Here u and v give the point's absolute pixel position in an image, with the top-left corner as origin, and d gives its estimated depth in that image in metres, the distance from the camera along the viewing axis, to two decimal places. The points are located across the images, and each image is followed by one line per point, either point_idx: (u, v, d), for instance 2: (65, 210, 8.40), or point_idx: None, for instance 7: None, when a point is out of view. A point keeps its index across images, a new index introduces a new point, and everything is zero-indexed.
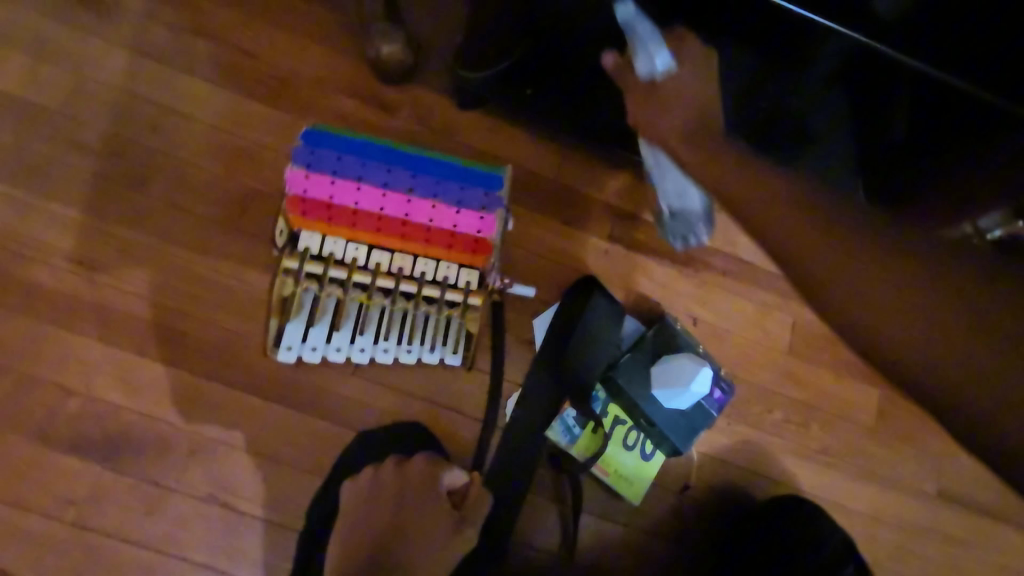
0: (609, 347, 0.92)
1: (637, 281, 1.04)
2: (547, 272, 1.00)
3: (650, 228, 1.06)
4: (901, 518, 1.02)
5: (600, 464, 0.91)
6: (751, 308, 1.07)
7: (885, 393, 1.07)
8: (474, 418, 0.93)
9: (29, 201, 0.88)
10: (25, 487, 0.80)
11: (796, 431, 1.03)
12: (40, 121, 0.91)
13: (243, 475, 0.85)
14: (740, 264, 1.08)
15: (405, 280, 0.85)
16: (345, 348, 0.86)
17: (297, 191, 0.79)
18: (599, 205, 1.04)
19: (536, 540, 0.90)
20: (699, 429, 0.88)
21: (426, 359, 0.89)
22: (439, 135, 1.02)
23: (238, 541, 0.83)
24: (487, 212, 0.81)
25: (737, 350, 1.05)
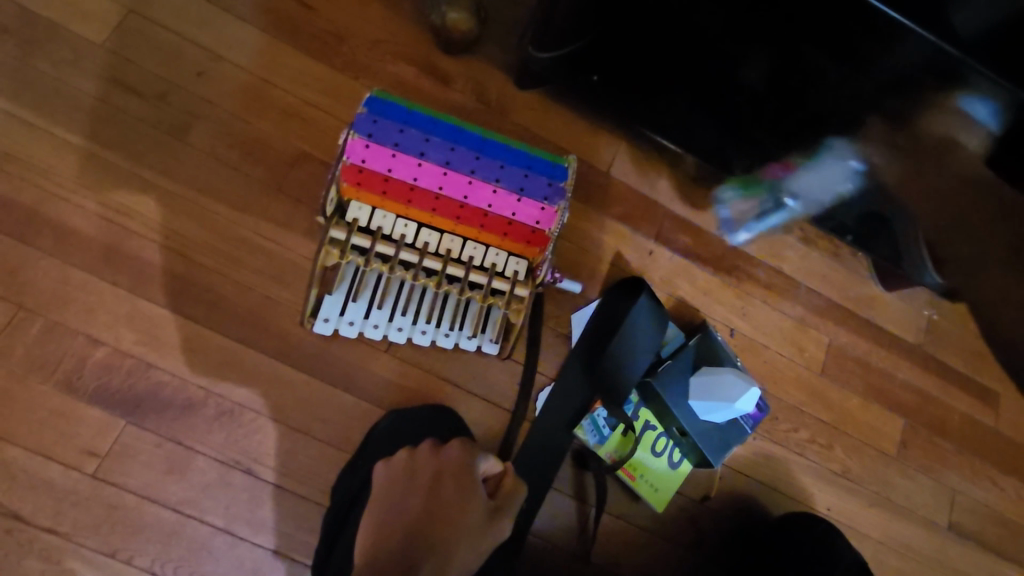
0: (648, 352, 0.90)
1: (679, 285, 1.02)
2: (588, 267, 0.98)
3: (696, 233, 1.05)
4: (912, 546, 1.03)
5: (626, 467, 0.90)
6: (788, 324, 1.06)
7: (909, 421, 1.07)
8: (504, 407, 0.91)
9: (66, 137, 0.84)
10: (44, 434, 0.77)
11: (822, 451, 1.02)
12: (85, 54, 0.86)
13: (269, 445, 0.82)
14: (780, 279, 1.07)
15: (452, 263, 0.82)
16: (383, 325, 0.84)
17: (355, 161, 0.76)
18: (648, 203, 1.03)
19: (556, 536, 0.90)
20: (731, 444, 0.87)
21: (463, 345, 0.87)
22: (495, 113, 0.98)
23: (256, 512, 0.80)
24: (548, 203, 0.79)
25: (771, 364, 1.04)
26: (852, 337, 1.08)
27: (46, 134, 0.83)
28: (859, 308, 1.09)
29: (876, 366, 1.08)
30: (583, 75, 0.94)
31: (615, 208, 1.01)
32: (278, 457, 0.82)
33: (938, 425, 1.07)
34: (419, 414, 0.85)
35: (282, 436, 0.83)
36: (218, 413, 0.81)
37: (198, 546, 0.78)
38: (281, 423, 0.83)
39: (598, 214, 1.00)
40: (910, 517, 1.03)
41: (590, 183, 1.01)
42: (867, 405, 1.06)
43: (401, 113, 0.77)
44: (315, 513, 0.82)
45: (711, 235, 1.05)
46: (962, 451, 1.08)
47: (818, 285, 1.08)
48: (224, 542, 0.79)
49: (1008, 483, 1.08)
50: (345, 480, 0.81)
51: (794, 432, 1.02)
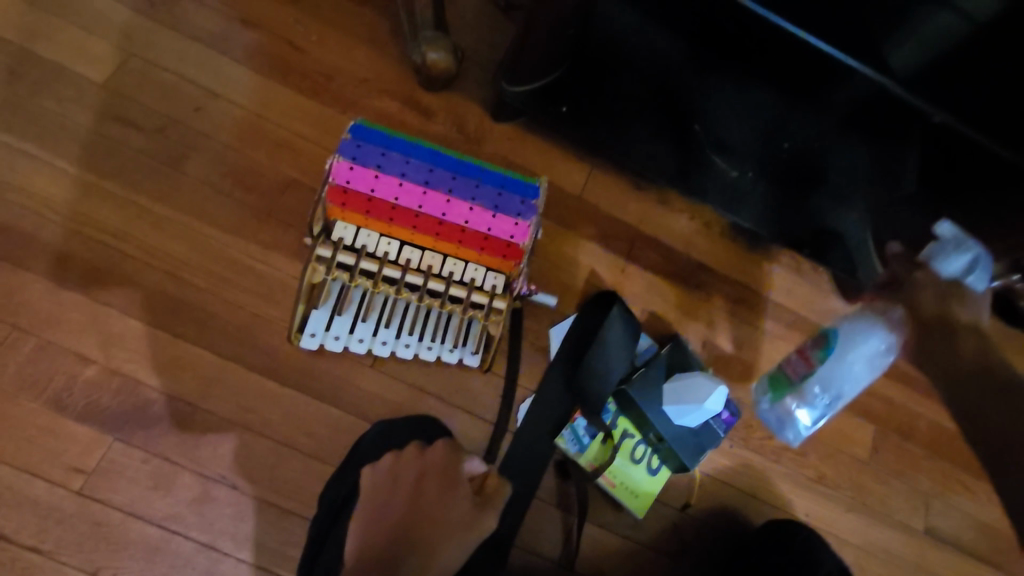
0: (623, 362, 0.94)
1: (652, 300, 1.07)
2: (565, 284, 1.03)
3: (666, 251, 1.11)
4: (891, 551, 1.05)
5: (607, 475, 0.92)
6: (758, 336, 1.11)
7: (879, 427, 1.11)
8: (486, 419, 0.94)
9: (67, 167, 0.88)
10: (32, 452, 0.78)
11: (797, 458, 1.05)
12: (89, 93, 0.92)
13: (256, 459, 0.84)
14: (748, 293, 1.13)
15: (433, 279, 0.87)
16: (367, 339, 0.87)
17: (340, 182, 0.80)
18: (619, 224, 1.10)
19: (541, 547, 0.91)
20: (706, 447, 0.90)
21: (446, 358, 0.90)
22: (473, 143, 1.05)
23: (242, 526, 0.81)
24: (522, 219, 0.84)
25: (742, 374, 1.08)
26: None
27: (49, 165, 0.88)
28: (823, 319, 1.15)
29: None
30: (554, 107, 1.02)
31: (588, 228, 1.08)
32: (265, 470, 0.84)
33: (907, 431, 1.12)
34: (402, 424, 0.85)
35: (268, 449, 0.84)
36: (206, 429, 0.83)
37: (183, 562, 0.79)
38: (268, 437, 0.85)
39: (573, 234, 1.07)
40: (887, 522, 1.06)
41: (565, 206, 1.07)
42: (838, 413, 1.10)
43: (383, 138, 0.83)
44: (300, 527, 0.83)
45: (681, 253, 1.11)
46: (932, 455, 1.11)
47: (785, 299, 1.14)
48: (208, 558, 0.79)
49: (979, 486, 1.12)
50: (332, 488, 0.81)
51: (769, 440, 1.05)
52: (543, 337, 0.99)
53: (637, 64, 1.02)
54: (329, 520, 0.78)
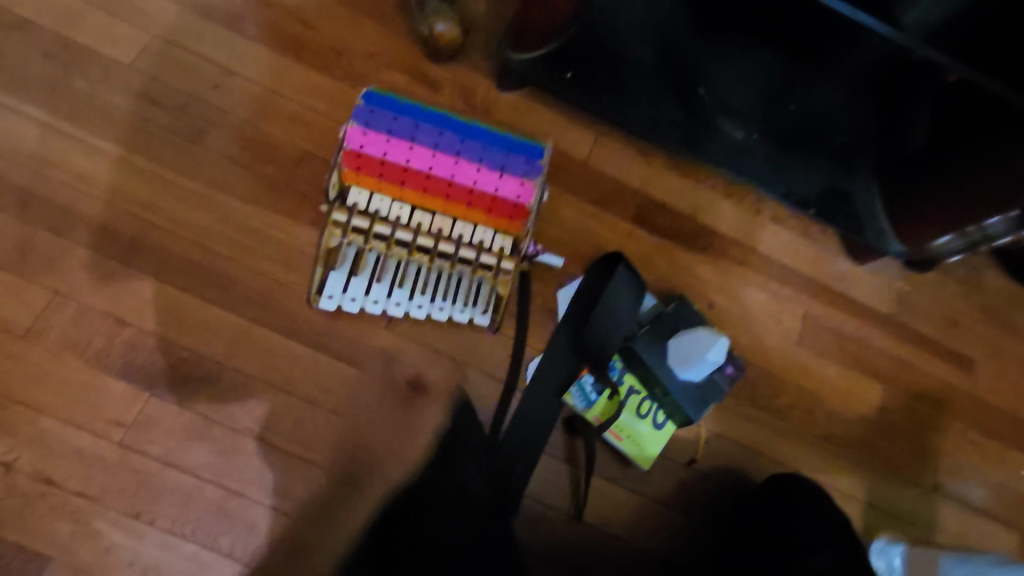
0: (629, 320, 0.96)
1: (659, 263, 1.09)
2: (571, 248, 1.06)
3: (672, 216, 1.13)
4: (899, 507, 1.06)
5: (614, 430, 0.95)
6: (765, 297, 1.12)
7: (887, 387, 1.12)
8: (497, 378, 0.98)
9: (99, 144, 0.94)
10: (76, 407, 0.84)
11: (804, 417, 1.07)
12: (115, 73, 0.97)
13: (281, 413, 0.89)
14: (755, 256, 1.14)
15: (443, 241, 0.91)
16: (382, 300, 0.91)
17: (354, 147, 0.84)
18: (624, 190, 1.12)
19: (550, 498, 0.94)
20: (710, 401, 0.92)
21: (457, 318, 0.93)
22: (479, 113, 1.08)
23: (270, 476, 0.86)
24: (527, 180, 0.87)
25: (749, 335, 1.09)
26: (826, 309, 1.14)
27: (84, 143, 0.94)
28: (831, 281, 1.16)
29: (851, 336, 1.14)
30: (558, 74, 1.04)
31: (595, 195, 1.10)
32: (289, 424, 0.89)
33: (916, 391, 1.13)
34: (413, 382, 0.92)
35: (292, 405, 0.90)
36: (233, 386, 0.88)
37: (216, 509, 0.84)
38: (293, 394, 0.90)
39: (580, 200, 1.09)
40: (894, 479, 1.07)
41: (572, 173, 1.10)
42: (845, 373, 1.11)
43: (394, 105, 0.87)
44: (322, 478, 0.88)
45: (688, 218, 1.13)
46: (940, 415, 1.12)
47: (791, 261, 1.16)
48: (240, 504, 0.84)
49: (989, 445, 1.12)
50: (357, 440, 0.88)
51: (775, 398, 1.07)
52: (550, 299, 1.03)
53: (639, 31, 1.06)
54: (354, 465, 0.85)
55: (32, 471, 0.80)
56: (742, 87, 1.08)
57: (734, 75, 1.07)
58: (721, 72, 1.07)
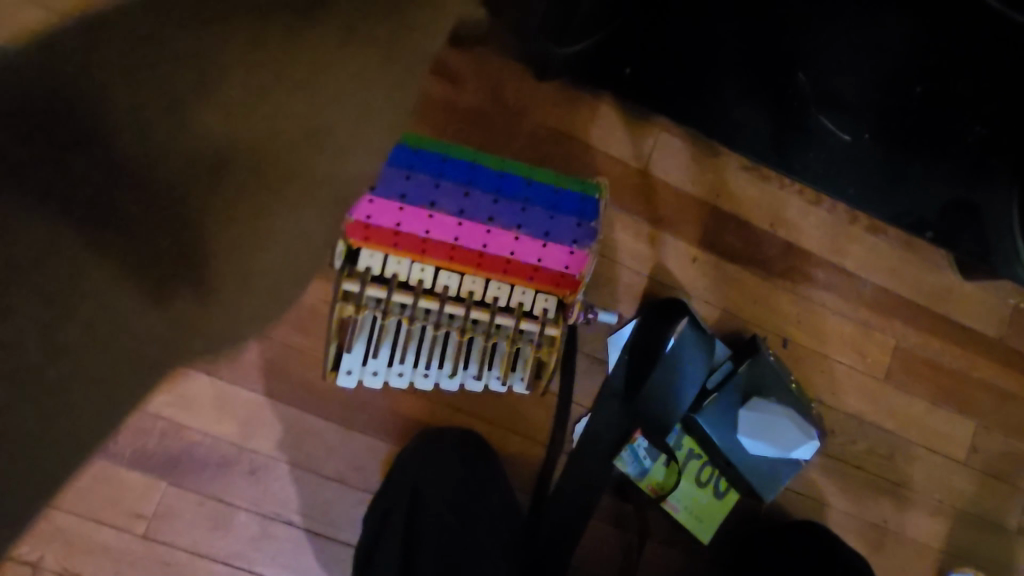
0: (692, 382, 0.84)
1: (728, 294, 0.93)
2: (625, 283, 0.90)
3: (747, 233, 0.93)
4: (979, 554, 0.97)
5: (670, 500, 0.86)
6: (851, 327, 0.96)
7: (980, 425, 0.99)
8: (540, 441, 0.88)
9: None
10: (92, 499, 0.78)
11: (882, 462, 0.96)
12: None
13: (309, 494, 0.82)
14: (843, 277, 0.96)
15: (475, 307, 0.76)
16: (408, 372, 0.79)
17: (360, 217, 0.67)
18: (690, 204, 0.92)
19: (599, 564, 0.88)
20: (783, 476, 0.82)
21: (493, 386, 0.82)
22: (513, 116, 0.87)
23: (303, 560, 0.82)
24: (577, 247, 0.70)
25: (829, 373, 0.95)
26: (921, 335, 0.98)
27: None
28: (932, 303, 0.98)
29: (947, 367, 0.98)
30: (614, 68, 0.82)
31: (655, 213, 0.91)
32: (319, 504, 0.83)
33: (1013, 426, 0.99)
34: (444, 447, 0.82)
35: (320, 484, 0.83)
36: (253, 468, 0.81)
37: None
38: (319, 473, 0.83)
39: (636, 221, 0.90)
40: (975, 525, 0.98)
41: (627, 187, 0.90)
42: (934, 411, 0.97)
43: (407, 157, 0.68)
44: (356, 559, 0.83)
45: (766, 234, 0.94)
46: None
47: (886, 280, 0.97)
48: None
49: None
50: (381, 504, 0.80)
51: (850, 445, 0.95)
52: (598, 348, 0.89)
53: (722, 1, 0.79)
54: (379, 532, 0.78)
55: (59, 568, 0.77)
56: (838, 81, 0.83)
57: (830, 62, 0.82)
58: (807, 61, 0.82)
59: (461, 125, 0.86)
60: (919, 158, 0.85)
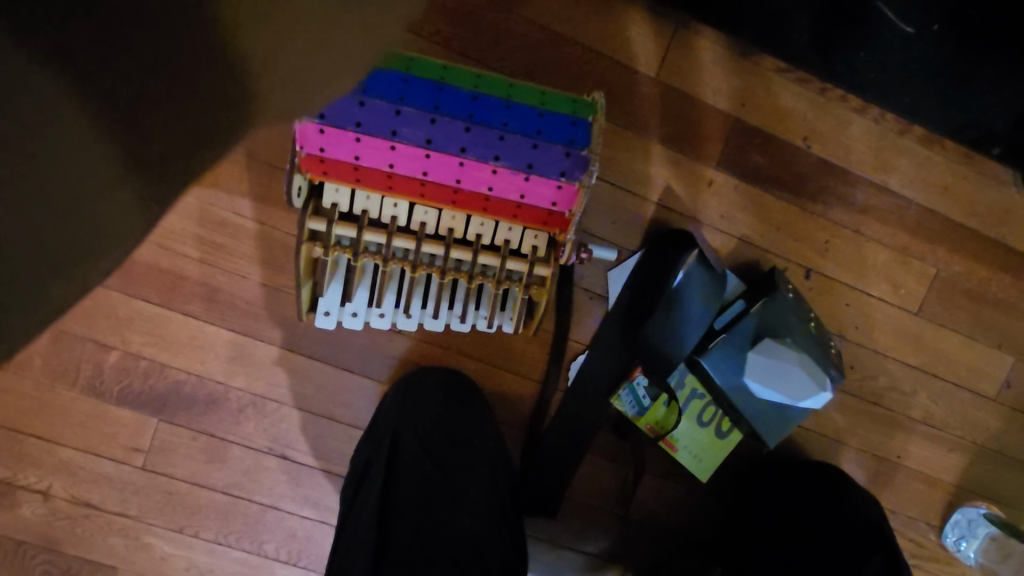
0: (698, 322, 0.76)
1: (748, 221, 0.82)
2: (631, 210, 0.80)
3: (774, 148, 0.81)
4: (994, 489, 0.93)
5: (669, 440, 0.82)
6: (886, 255, 0.85)
7: (1020, 359, 0.90)
8: (534, 378, 0.84)
9: None
10: (87, 433, 0.79)
11: (904, 398, 0.90)
12: None
13: (301, 428, 0.82)
14: (884, 198, 0.84)
15: (456, 247, 0.69)
16: (390, 313, 0.74)
17: (313, 150, 0.59)
18: (709, 116, 0.79)
19: (594, 497, 0.87)
20: (792, 421, 0.77)
21: (481, 326, 0.77)
22: (502, 13, 0.74)
23: (300, 488, 0.83)
24: (566, 180, 0.61)
25: (854, 307, 0.86)
26: (967, 263, 0.87)
27: None
28: (984, 226, 0.86)
29: (991, 298, 0.88)
30: None
31: (666, 126, 0.79)
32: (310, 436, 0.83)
33: None
34: (427, 387, 0.80)
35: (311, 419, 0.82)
36: (242, 405, 0.80)
37: (254, 520, 0.83)
38: (309, 410, 0.81)
39: (645, 138, 0.79)
40: (997, 460, 0.93)
41: (636, 97, 0.78)
42: (970, 344, 0.89)
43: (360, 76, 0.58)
44: None
45: (797, 150, 0.81)
46: None
47: (935, 200, 0.84)
48: (277, 516, 0.83)
49: None
50: (364, 452, 0.78)
51: (871, 380, 0.88)
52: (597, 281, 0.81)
53: None
54: (360, 481, 0.76)
55: (68, 496, 0.80)
56: None
57: None
58: None
59: (438, 25, 0.73)
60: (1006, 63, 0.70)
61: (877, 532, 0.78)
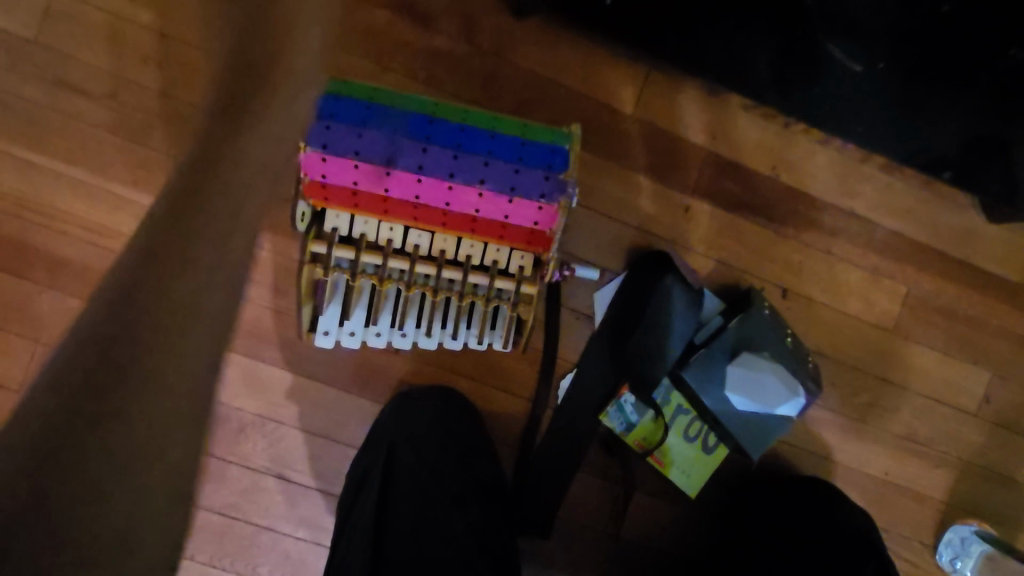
0: (678, 336, 0.81)
1: (724, 245, 0.87)
2: (612, 235, 0.85)
3: (744, 177, 0.87)
4: (983, 507, 0.94)
5: (657, 455, 0.84)
6: (857, 275, 0.90)
7: (997, 374, 0.93)
8: (525, 397, 0.87)
9: (30, 159, 0.78)
10: None
11: (885, 415, 0.92)
12: (25, 59, 0.77)
13: (299, 448, 0.85)
14: (851, 222, 0.89)
15: (447, 267, 0.74)
16: (385, 332, 0.79)
17: (315, 177, 0.65)
18: (683, 148, 0.86)
19: (586, 517, 0.88)
20: (773, 432, 0.80)
21: (473, 344, 0.81)
22: (490, 59, 0.81)
23: (297, 509, 0.85)
24: (547, 202, 0.66)
25: (831, 325, 0.90)
26: (935, 283, 0.91)
27: (7, 156, 0.77)
28: (950, 247, 0.91)
29: (962, 316, 0.92)
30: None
31: (644, 158, 0.85)
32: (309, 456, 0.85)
33: None
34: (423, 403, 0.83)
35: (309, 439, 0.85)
36: (242, 426, 0.83)
37: (249, 542, 0.84)
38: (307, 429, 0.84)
39: (623, 169, 0.85)
40: (985, 477, 0.94)
41: (615, 132, 0.84)
42: (945, 360, 0.92)
43: (360, 110, 0.64)
44: None
45: (767, 179, 0.87)
46: None
47: (900, 223, 0.90)
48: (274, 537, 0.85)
49: None
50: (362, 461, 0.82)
51: (853, 397, 0.91)
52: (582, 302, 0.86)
53: None
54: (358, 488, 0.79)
55: None
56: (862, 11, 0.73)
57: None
58: None
59: (432, 70, 0.81)
60: (939, 102, 0.76)
61: (869, 550, 0.80)
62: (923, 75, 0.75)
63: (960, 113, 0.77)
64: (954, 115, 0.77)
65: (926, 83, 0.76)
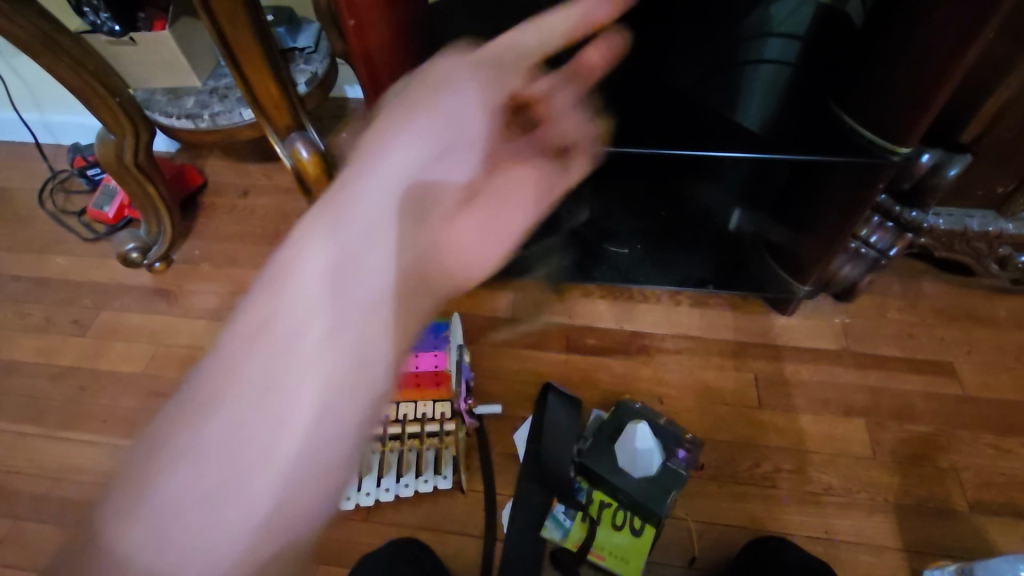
0: (571, 438, 1.03)
1: (600, 378, 1.16)
2: (514, 390, 1.15)
3: (600, 331, 1.23)
4: (939, 543, 0.97)
5: (595, 550, 0.96)
6: (710, 373, 1.16)
7: (871, 419, 1.09)
8: (477, 535, 1.01)
9: (122, 443, 1.18)
10: None
11: (795, 477, 1.04)
12: (131, 384, 1.26)
13: (446, 253, 0.49)
14: (688, 340, 1.21)
15: (392, 424, 1.07)
16: (353, 494, 1.03)
17: None
18: (551, 324, 1.24)
19: None
20: (670, 489, 0.94)
21: (422, 490, 1.04)
22: None
23: (144, 519, 0.40)
24: (438, 349, 1.11)
25: (709, 414, 1.11)
26: (775, 364, 1.17)
27: (108, 446, 1.18)
28: (769, 338, 1.20)
29: (810, 380, 1.14)
30: None
31: (525, 337, 1.23)
32: (333, 310, 0.43)
33: (903, 413, 1.10)
34: (383, 556, 0.94)
35: (349, 277, 0.44)
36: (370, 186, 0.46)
37: None
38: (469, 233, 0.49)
39: (512, 348, 1.21)
40: (924, 514, 1.00)
41: (501, 328, 1.24)
42: (820, 419, 1.10)
43: None
44: None
45: (617, 330, 1.23)
46: (942, 430, 1.07)
47: (724, 332, 1.22)
48: (365, 385, 0.43)
49: (1015, 444, 1.06)
50: None
51: (759, 466, 1.05)
52: None
53: None
54: None
55: None
56: (616, 226, 1.30)
57: (600, 213, 1.28)
58: (583, 222, 1.28)
59: None
60: (675, 255, 1.27)
61: None
62: (659, 241, 1.28)
63: (688, 259, 1.26)
64: (686, 261, 1.26)
65: (660, 247, 1.28)
